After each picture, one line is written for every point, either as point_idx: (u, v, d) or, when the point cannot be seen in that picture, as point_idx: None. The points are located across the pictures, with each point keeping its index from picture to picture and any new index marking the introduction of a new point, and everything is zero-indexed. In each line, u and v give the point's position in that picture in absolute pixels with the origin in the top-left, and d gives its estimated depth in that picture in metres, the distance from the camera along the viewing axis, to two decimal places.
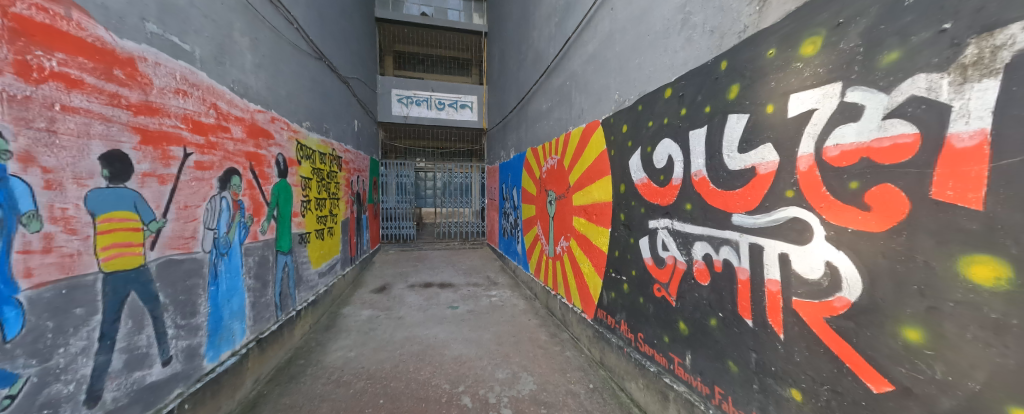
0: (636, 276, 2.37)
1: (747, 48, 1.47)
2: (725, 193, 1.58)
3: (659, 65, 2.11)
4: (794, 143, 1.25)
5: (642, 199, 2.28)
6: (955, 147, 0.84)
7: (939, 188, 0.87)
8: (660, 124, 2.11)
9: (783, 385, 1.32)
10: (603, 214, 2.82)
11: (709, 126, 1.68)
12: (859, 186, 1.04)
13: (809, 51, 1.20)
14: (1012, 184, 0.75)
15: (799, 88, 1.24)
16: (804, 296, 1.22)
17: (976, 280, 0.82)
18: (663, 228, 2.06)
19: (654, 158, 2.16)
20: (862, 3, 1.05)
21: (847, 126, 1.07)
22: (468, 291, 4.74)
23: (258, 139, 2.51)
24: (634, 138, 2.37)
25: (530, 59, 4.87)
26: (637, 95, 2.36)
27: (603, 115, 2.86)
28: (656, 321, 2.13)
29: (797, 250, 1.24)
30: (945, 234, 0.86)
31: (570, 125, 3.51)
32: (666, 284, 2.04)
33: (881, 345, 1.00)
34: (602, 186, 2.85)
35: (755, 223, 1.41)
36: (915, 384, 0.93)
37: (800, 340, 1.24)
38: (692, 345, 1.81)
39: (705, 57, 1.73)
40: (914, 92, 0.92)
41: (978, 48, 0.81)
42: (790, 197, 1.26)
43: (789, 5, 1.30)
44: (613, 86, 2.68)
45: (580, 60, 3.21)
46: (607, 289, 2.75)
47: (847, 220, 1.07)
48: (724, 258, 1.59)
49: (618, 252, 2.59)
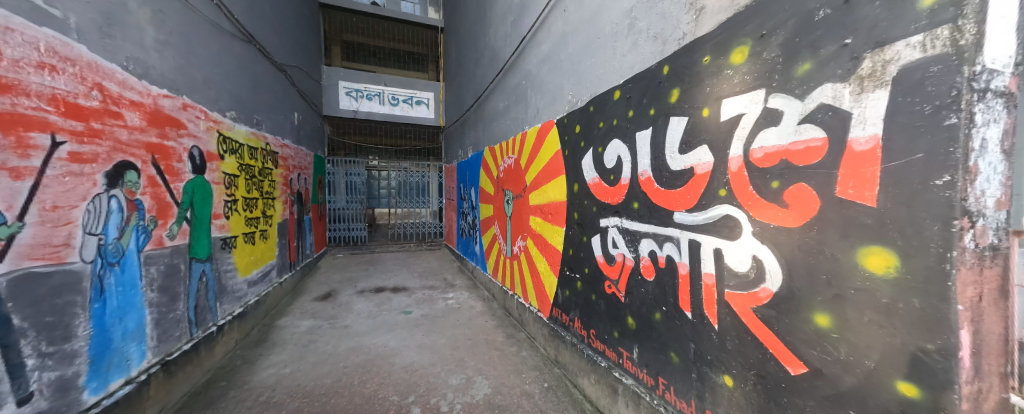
0: (589, 274, 2.41)
1: (685, 55, 1.55)
2: (668, 192, 1.65)
3: (609, 67, 2.17)
4: (726, 145, 1.33)
5: (594, 198, 2.34)
6: (855, 150, 0.93)
7: (842, 187, 0.96)
8: (610, 125, 2.16)
9: (717, 372, 1.40)
10: (558, 213, 2.85)
11: (654, 128, 1.75)
12: (780, 186, 1.13)
13: (738, 59, 1.29)
14: (898, 183, 0.84)
15: (730, 93, 1.32)
16: (735, 288, 1.30)
17: (872, 269, 0.92)
18: (613, 227, 2.11)
19: (605, 158, 2.22)
20: (781, 17, 1.15)
21: (769, 130, 1.16)
22: (424, 295, 4.56)
23: (163, 127, 2.15)
24: (587, 139, 2.42)
25: (486, 57, 4.82)
26: (588, 96, 2.42)
27: (557, 115, 2.89)
28: (607, 317, 2.18)
29: (728, 245, 1.32)
30: (848, 228, 0.95)
31: (527, 124, 3.51)
32: (616, 281, 2.10)
33: (798, 330, 1.09)
34: (556, 186, 2.87)
35: (694, 220, 1.49)
36: (825, 365, 1.02)
37: (731, 329, 1.32)
38: (639, 339, 1.88)
39: (650, 62, 1.80)
40: (823, 100, 1.01)
41: (872, 62, 0.91)
42: (723, 196, 1.34)
43: (720, 16, 1.39)
44: (566, 87, 2.73)
45: (536, 59, 3.22)
46: (561, 287, 2.78)
47: (770, 217, 1.16)
48: (667, 254, 1.67)
49: (572, 251, 2.63)
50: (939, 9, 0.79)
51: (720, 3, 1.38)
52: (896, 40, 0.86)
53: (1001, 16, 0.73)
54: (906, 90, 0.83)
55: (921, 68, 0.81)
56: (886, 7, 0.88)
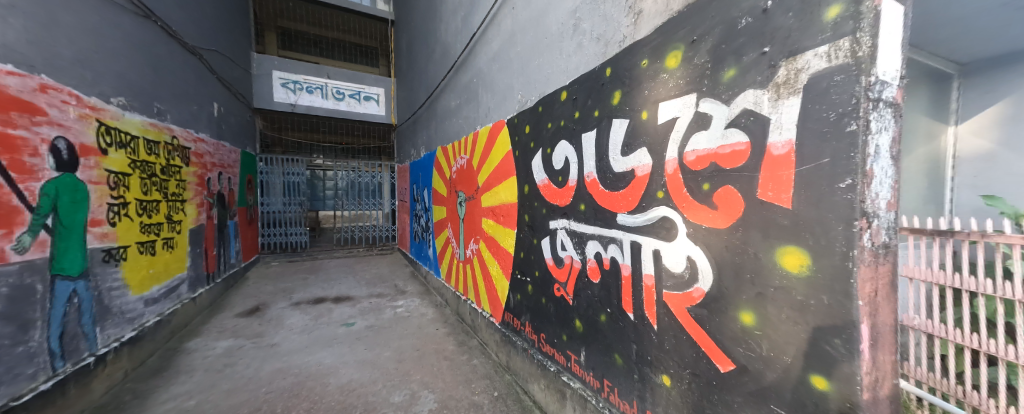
0: (539, 277, 2.38)
1: (626, 58, 1.57)
2: (611, 193, 1.66)
3: (556, 67, 2.16)
4: (662, 148, 1.35)
5: (543, 200, 2.31)
6: (774, 153, 0.96)
7: (763, 190, 1.00)
8: (557, 126, 2.14)
9: (656, 372, 1.41)
10: (509, 215, 2.79)
11: (598, 129, 1.75)
12: (710, 188, 1.16)
13: (673, 63, 1.32)
14: (810, 185, 0.88)
15: (665, 97, 1.35)
16: (672, 288, 1.32)
17: (788, 268, 0.95)
18: (562, 228, 2.09)
19: (553, 160, 2.20)
20: (709, 24, 1.18)
21: (700, 133, 1.19)
22: (370, 304, 4.26)
23: (6, 112, 1.73)
24: (536, 140, 2.38)
25: (437, 53, 4.65)
26: (537, 97, 2.39)
27: (507, 115, 2.84)
28: (556, 320, 2.16)
29: (666, 246, 1.34)
30: (768, 229, 0.99)
31: (478, 124, 3.41)
32: (564, 284, 2.08)
33: (726, 329, 1.12)
34: (508, 187, 2.81)
35: (635, 222, 1.50)
36: (749, 361, 1.05)
37: (669, 329, 1.34)
38: (586, 341, 1.87)
39: (594, 63, 1.80)
40: (746, 105, 1.05)
41: (787, 70, 0.95)
42: (661, 198, 1.36)
43: (656, 20, 1.41)
44: (516, 86, 2.68)
45: (486, 58, 3.15)
46: (513, 291, 2.72)
47: (701, 218, 1.19)
48: (611, 256, 1.67)
49: (523, 254, 2.58)
50: (840, 23, 0.83)
51: (656, 7, 1.40)
52: (806, 50, 0.90)
53: (890, 31, 0.78)
54: (815, 97, 0.87)
55: (826, 77, 0.85)
56: (798, 18, 0.92)
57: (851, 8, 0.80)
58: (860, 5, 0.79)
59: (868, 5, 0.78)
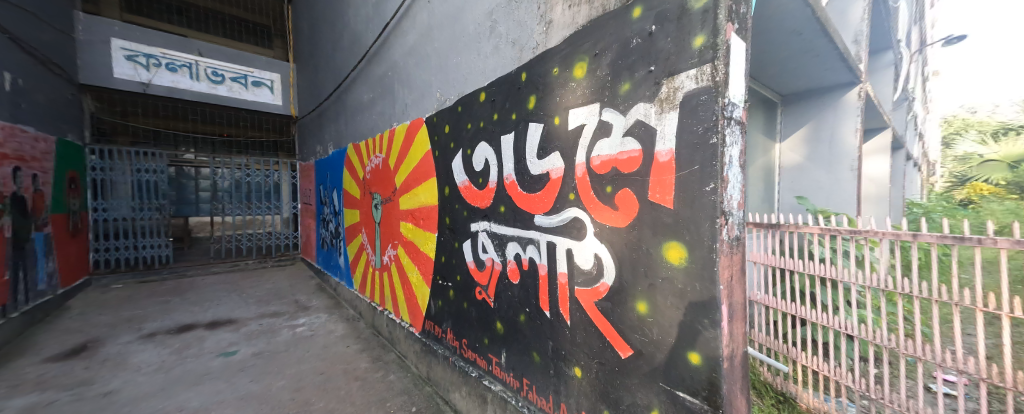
0: (460, 281, 2.31)
1: (539, 64, 1.62)
2: (528, 195, 1.69)
3: (474, 68, 2.14)
4: (572, 152, 1.43)
5: (464, 202, 2.25)
6: (660, 160, 1.09)
7: (652, 192, 1.12)
8: (476, 127, 2.12)
9: (569, 365, 1.49)
10: (430, 218, 2.65)
11: (516, 133, 1.77)
12: (612, 190, 1.26)
13: (579, 73, 1.41)
14: (686, 188, 1.02)
15: (574, 104, 1.43)
16: (582, 285, 1.41)
17: (671, 260, 1.09)
18: (482, 231, 2.07)
19: (473, 161, 2.16)
20: (608, 40, 1.29)
21: (603, 140, 1.29)
22: (261, 326, 3.61)
23: None
24: (456, 141, 2.32)
25: (346, 40, 4.20)
26: (456, 96, 2.33)
27: (425, 114, 2.70)
28: (478, 324, 2.13)
29: (576, 245, 1.42)
30: (657, 227, 1.12)
31: (394, 121, 3.18)
32: (486, 287, 2.06)
33: (626, 319, 1.23)
34: (428, 189, 2.67)
35: (550, 223, 1.56)
36: (644, 346, 1.18)
37: (580, 323, 1.43)
38: (506, 342, 1.88)
39: (510, 67, 1.83)
40: (638, 117, 1.17)
41: (668, 88, 1.09)
42: (572, 199, 1.43)
43: (564, 32, 1.50)
44: (434, 84, 2.57)
45: (402, 51, 2.96)
46: (434, 298, 2.60)
47: (605, 218, 1.29)
48: (529, 257, 1.71)
49: (444, 258, 2.49)
50: (704, 51, 0.98)
51: (565, 19, 1.49)
52: (682, 71, 1.04)
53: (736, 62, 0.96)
54: (689, 113, 1.01)
55: (695, 96, 1.00)
56: (675, 43, 1.07)
57: (711, 40, 0.96)
58: (716, 38, 0.95)
59: (720, 38, 0.94)
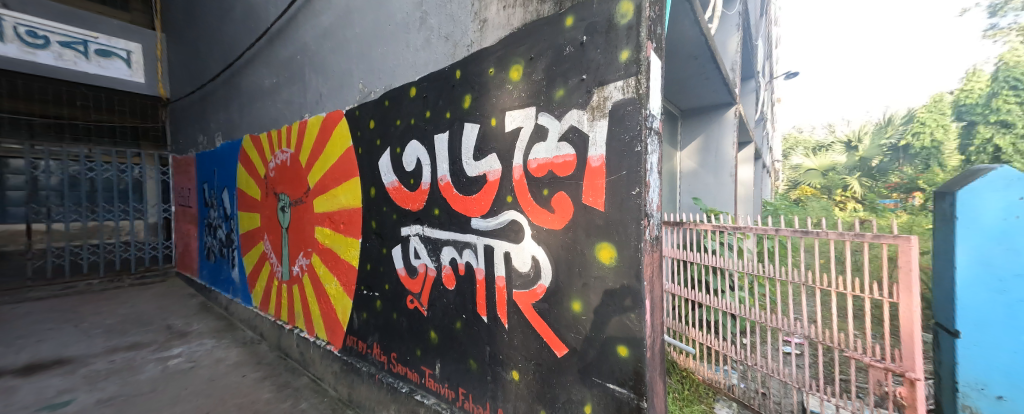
0: (389, 290, 2.13)
1: (474, 63, 1.57)
2: (464, 198, 1.63)
3: (402, 60, 1.98)
4: (509, 155, 1.42)
5: (393, 205, 2.08)
6: (593, 165, 1.15)
7: (586, 196, 1.17)
8: (406, 124, 1.97)
9: (507, 369, 1.47)
10: (352, 221, 2.38)
11: (450, 132, 1.69)
12: (549, 193, 1.28)
13: (515, 76, 1.40)
14: (616, 192, 1.09)
15: (510, 107, 1.42)
16: (520, 287, 1.41)
17: (603, 260, 1.15)
18: (414, 235, 1.93)
19: (403, 160, 2.00)
20: (543, 45, 1.31)
21: (539, 144, 1.31)
22: (114, 365, 2.80)
23: None
24: (383, 138, 2.13)
25: (240, 11, 3.53)
26: (381, 89, 2.14)
27: (346, 107, 2.42)
28: (409, 336, 1.98)
29: (514, 248, 1.42)
30: (590, 228, 1.17)
31: (306, 112, 2.77)
32: (418, 295, 1.92)
33: (562, 318, 1.26)
34: (349, 189, 2.39)
35: (488, 226, 1.52)
36: (579, 343, 1.22)
37: (518, 326, 1.42)
38: (441, 352, 1.78)
39: (442, 63, 1.74)
40: (572, 123, 1.21)
41: (599, 97, 1.14)
42: (509, 202, 1.42)
43: (499, 32, 1.47)
44: (356, 74, 2.32)
45: (316, 33, 2.61)
46: (357, 310, 2.34)
47: (542, 221, 1.31)
48: (465, 261, 1.65)
49: (370, 266, 2.26)
50: (629, 65, 1.06)
51: (499, 20, 1.47)
52: (611, 82, 1.11)
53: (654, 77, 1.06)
54: (618, 121, 1.08)
55: (623, 106, 1.07)
56: (604, 55, 1.13)
57: (635, 56, 1.04)
58: (641, 54, 1.03)
59: (643, 55, 1.02)
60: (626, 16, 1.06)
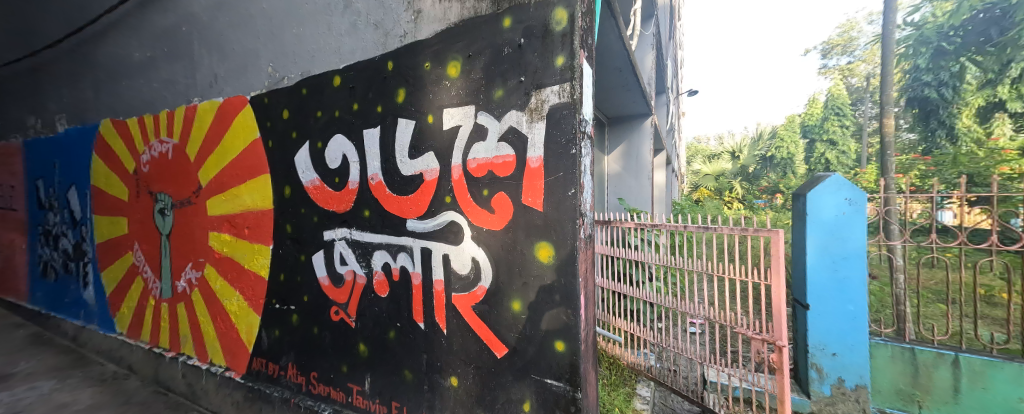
0: (308, 302, 1.88)
1: (408, 55, 1.48)
2: (399, 198, 1.52)
3: (323, 45, 1.77)
4: (448, 153, 1.37)
5: (313, 206, 1.85)
6: (532, 166, 1.17)
7: (526, 197, 1.19)
8: (330, 116, 1.77)
9: (446, 376, 1.41)
10: (260, 226, 2.04)
11: (381, 128, 1.57)
12: (489, 194, 1.27)
13: (453, 73, 1.35)
14: (554, 193, 1.13)
15: (448, 104, 1.37)
16: (460, 290, 1.36)
17: (541, 259, 1.17)
18: (340, 240, 1.74)
19: (326, 156, 1.79)
20: (481, 44, 1.29)
21: (479, 143, 1.29)
22: None
23: None
24: (302, 131, 1.89)
25: None
26: (298, 76, 1.88)
27: (250, 94, 2.07)
28: (333, 352, 1.78)
29: (454, 250, 1.37)
30: (530, 229, 1.19)
31: (196, 95, 2.30)
32: (345, 305, 1.74)
33: (503, 319, 1.26)
34: (256, 188, 2.05)
35: (425, 228, 1.44)
36: (519, 343, 1.22)
37: (457, 330, 1.38)
38: (371, 365, 1.64)
39: (371, 52, 1.60)
40: (512, 124, 1.21)
41: (536, 100, 1.17)
42: (448, 203, 1.37)
43: (434, 26, 1.41)
44: (264, 56, 2.00)
45: (209, 3, 2.19)
46: (267, 328, 2.02)
47: (483, 221, 1.29)
48: (400, 266, 1.54)
49: (284, 276, 1.97)
50: (564, 70, 1.10)
51: (435, 13, 1.40)
52: (547, 86, 1.14)
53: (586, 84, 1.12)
54: (555, 124, 1.11)
55: (559, 110, 1.11)
56: (541, 59, 1.16)
57: (570, 62, 1.08)
58: (574, 61, 1.08)
59: (577, 62, 1.07)
60: (561, 23, 1.10)
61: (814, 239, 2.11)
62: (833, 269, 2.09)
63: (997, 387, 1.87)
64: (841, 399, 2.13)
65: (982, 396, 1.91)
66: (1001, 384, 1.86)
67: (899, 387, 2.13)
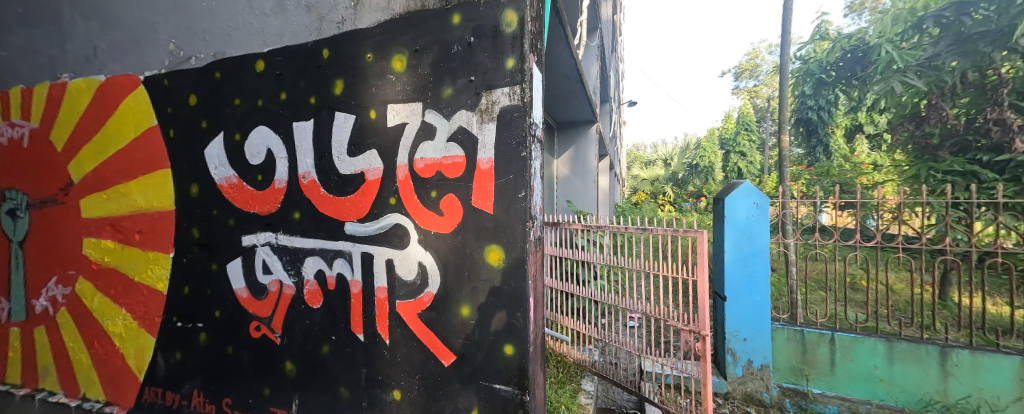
0: (222, 318, 1.63)
1: (346, 44, 1.36)
2: (336, 199, 1.39)
3: (244, 24, 1.56)
4: (392, 152, 1.28)
5: (229, 207, 1.61)
6: (482, 167, 1.14)
7: (476, 199, 1.16)
8: (251, 105, 1.56)
9: (387, 390, 1.30)
10: (158, 230, 1.72)
11: (316, 121, 1.42)
12: (437, 195, 1.22)
13: (398, 67, 1.28)
14: (504, 195, 1.12)
15: (393, 99, 1.29)
16: (405, 298, 1.28)
17: (491, 262, 1.15)
18: (264, 245, 1.53)
19: (246, 151, 1.57)
20: (428, 39, 1.23)
21: (427, 143, 1.23)
22: None
23: None
24: (216, 121, 1.64)
25: None
26: (210, 57, 1.63)
27: (146, 73, 1.74)
28: (253, 373, 1.56)
29: (398, 255, 1.29)
30: (480, 231, 1.16)
31: (66, 70, 1.86)
32: (269, 319, 1.54)
33: (451, 325, 1.21)
34: (151, 185, 1.73)
35: (366, 231, 1.33)
36: (467, 349, 1.19)
37: (401, 340, 1.29)
38: (300, 385, 1.47)
39: (303, 36, 1.44)
40: (462, 124, 1.18)
41: (487, 100, 1.15)
42: (393, 204, 1.28)
43: (377, 15, 1.31)
44: (165, 29, 1.69)
45: None
46: (166, 350, 1.71)
47: (431, 224, 1.23)
48: (336, 273, 1.40)
49: (189, 289, 1.68)
50: (514, 73, 1.11)
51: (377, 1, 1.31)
52: (498, 87, 1.13)
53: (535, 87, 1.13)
54: (505, 126, 1.11)
55: (510, 112, 1.11)
56: (491, 59, 1.15)
57: (520, 65, 1.09)
58: (524, 65, 1.09)
59: (527, 66, 1.09)
60: (511, 26, 1.11)
61: (730, 238, 2.41)
62: (744, 264, 2.41)
63: (860, 358, 2.33)
64: (750, 378, 2.45)
65: (849, 367, 2.36)
66: (862, 355, 2.33)
67: (792, 364, 2.50)
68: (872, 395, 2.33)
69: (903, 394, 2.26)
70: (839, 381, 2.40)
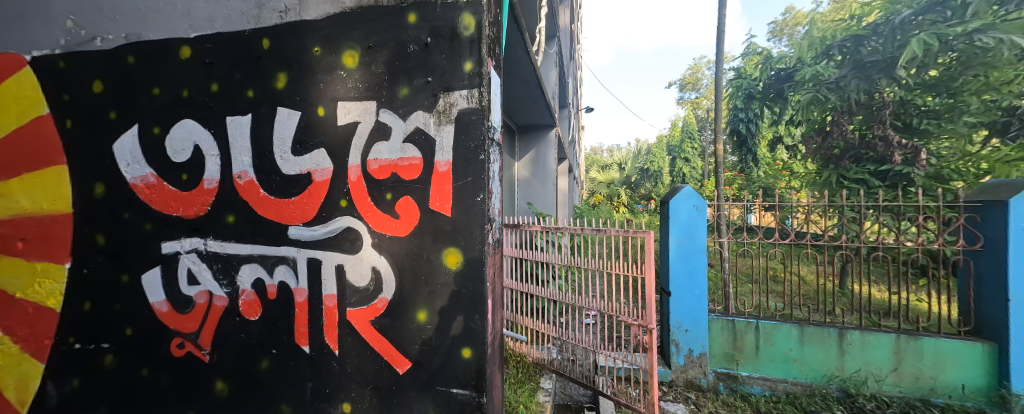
0: (138, 335, 1.43)
1: (290, 34, 1.27)
2: (278, 201, 1.28)
3: (165, 4, 1.38)
4: (343, 152, 1.22)
5: (146, 210, 1.41)
6: (440, 169, 1.13)
7: (435, 202, 1.14)
8: (175, 96, 1.39)
9: (336, 403, 1.23)
10: (52, 237, 1.45)
11: (254, 116, 1.30)
12: (392, 198, 1.18)
13: (350, 63, 1.21)
14: (462, 198, 1.12)
15: (344, 96, 1.22)
16: (356, 305, 1.22)
17: (448, 265, 1.14)
18: (190, 252, 1.37)
19: (166, 147, 1.40)
20: (382, 36, 1.19)
21: (381, 143, 1.19)
22: None
23: None
24: (130, 112, 1.44)
25: None
26: (122, 39, 1.43)
27: (35, 53, 1.47)
28: (176, 397, 1.38)
29: (350, 259, 1.22)
30: (437, 234, 1.15)
31: None
32: (195, 335, 1.38)
33: (406, 332, 1.17)
34: (42, 185, 1.45)
35: (313, 235, 1.24)
36: (424, 355, 1.16)
37: (352, 350, 1.22)
38: (234, 405, 1.33)
39: (238, 23, 1.32)
40: (419, 125, 1.15)
41: (444, 102, 1.14)
42: (344, 207, 1.21)
43: (325, 7, 1.24)
44: (59, 4, 1.44)
45: None
46: (57, 378, 1.43)
47: (385, 228, 1.19)
48: (279, 281, 1.29)
49: (93, 305, 1.45)
50: (472, 76, 1.13)
51: None
52: (456, 89, 1.13)
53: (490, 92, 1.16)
54: (463, 129, 1.12)
55: (467, 115, 1.12)
56: (448, 61, 1.14)
57: (478, 69, 1.12)
58: (482, 69, 1.12)
59: (484, 70, 1.12)
60: (468, 29, 1.13)
61: (674, 237, 2.63)
62: (686, 262, 2.62)
63: (779, 342, 2.66)
64: (691, 365, 2.69)
65: (771, 350, 2.67)
66: (780, 339, 2.65)
67: (725, 350, 2.75)
68: (788, 374, 2.66)
69: (811, 371, 2.61)
70: (762, 364, 2.69)
